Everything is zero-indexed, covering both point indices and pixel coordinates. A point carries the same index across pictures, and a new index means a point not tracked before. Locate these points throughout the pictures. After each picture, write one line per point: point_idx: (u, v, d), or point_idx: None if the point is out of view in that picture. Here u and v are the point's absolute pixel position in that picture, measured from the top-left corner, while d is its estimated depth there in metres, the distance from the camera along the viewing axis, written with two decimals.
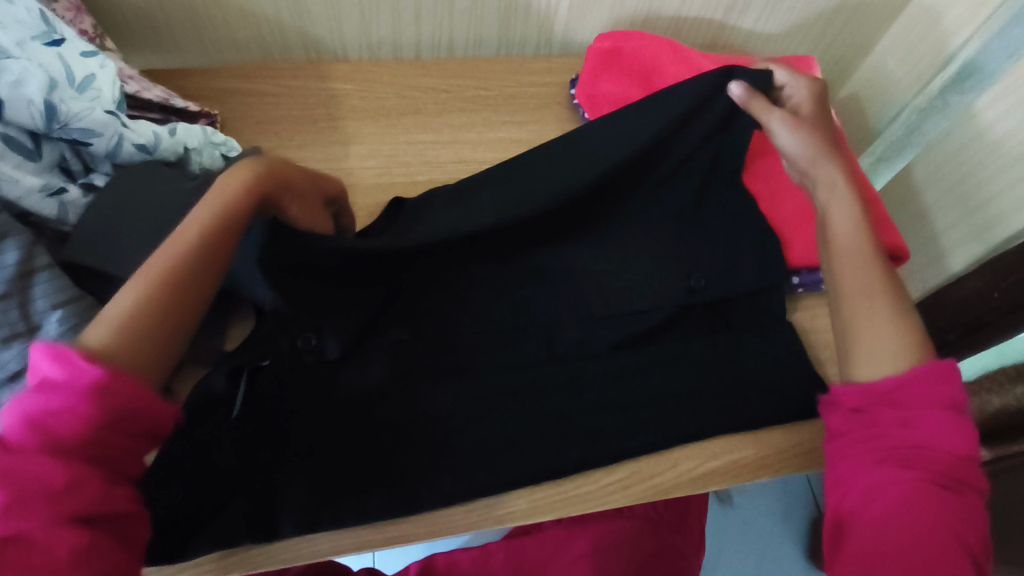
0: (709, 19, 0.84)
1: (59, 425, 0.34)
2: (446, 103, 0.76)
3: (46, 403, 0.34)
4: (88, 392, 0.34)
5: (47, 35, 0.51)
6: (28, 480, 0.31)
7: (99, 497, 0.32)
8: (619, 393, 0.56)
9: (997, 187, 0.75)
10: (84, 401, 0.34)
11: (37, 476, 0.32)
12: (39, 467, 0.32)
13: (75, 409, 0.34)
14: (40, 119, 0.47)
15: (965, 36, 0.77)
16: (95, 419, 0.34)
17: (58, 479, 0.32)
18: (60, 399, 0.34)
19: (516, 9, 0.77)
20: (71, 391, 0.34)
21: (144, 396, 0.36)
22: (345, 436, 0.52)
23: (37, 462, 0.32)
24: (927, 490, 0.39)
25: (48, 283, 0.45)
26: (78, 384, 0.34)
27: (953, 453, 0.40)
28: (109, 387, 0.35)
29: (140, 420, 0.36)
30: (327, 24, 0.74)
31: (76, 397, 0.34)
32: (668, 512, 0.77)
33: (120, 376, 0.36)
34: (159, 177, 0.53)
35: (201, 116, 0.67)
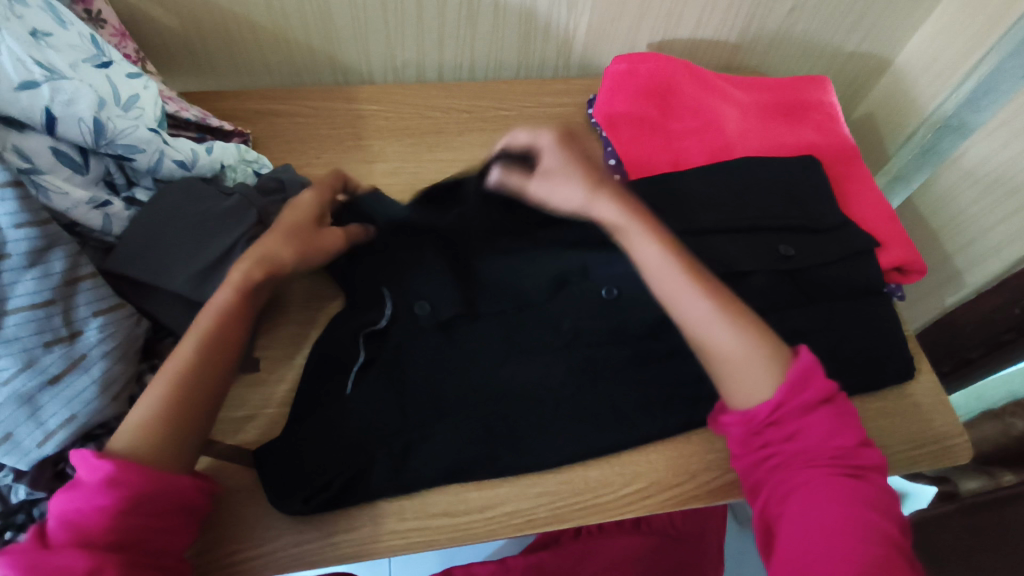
0: (724, 42, 0.86)
1: (84, 518, 0.40)
2: (468, 123, 0.78)
3: (74, 504, 0.41)
4: (103, 487, 0.41)
5: (96, 58, 0.54)
6: (57, 572, 0.38)
7: None
8: (644, 398, 0.56)
9: (1014, 207, 0.75)
10: (101, 496, 0.41)
11: (64, 567, 0.38)
12: (68, 558, 0.38)
13: (97, 503, 0.40)
14: (89, 136, 0.50)
15: (981, 54, 0.78)
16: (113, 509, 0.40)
17: (79, 566, 0.38)
18: (84, 499, 0.41)
19: (535, 33, 0.80)
20: (91, 491, 0.41)
21: (160, 483, 0.43)
22: (376, 421, 0.53)
23: (64, 555, 0.39)
24: (838, 482, 0.42)
25: (90, 292, 0.47)
26: (95, 483, 0.41)
27: (842, 448, 0.44)
28: (122, 481, 0.41)
29: (165, 488, 0.43)
30: (355, 48, 0.77)
31: (96, 494, 0.41)
32: (686, 529, 0.77)
33: (133, 467, 0.42)
34: (197, 196, 0.55)
35: (235, 135, 0.70)
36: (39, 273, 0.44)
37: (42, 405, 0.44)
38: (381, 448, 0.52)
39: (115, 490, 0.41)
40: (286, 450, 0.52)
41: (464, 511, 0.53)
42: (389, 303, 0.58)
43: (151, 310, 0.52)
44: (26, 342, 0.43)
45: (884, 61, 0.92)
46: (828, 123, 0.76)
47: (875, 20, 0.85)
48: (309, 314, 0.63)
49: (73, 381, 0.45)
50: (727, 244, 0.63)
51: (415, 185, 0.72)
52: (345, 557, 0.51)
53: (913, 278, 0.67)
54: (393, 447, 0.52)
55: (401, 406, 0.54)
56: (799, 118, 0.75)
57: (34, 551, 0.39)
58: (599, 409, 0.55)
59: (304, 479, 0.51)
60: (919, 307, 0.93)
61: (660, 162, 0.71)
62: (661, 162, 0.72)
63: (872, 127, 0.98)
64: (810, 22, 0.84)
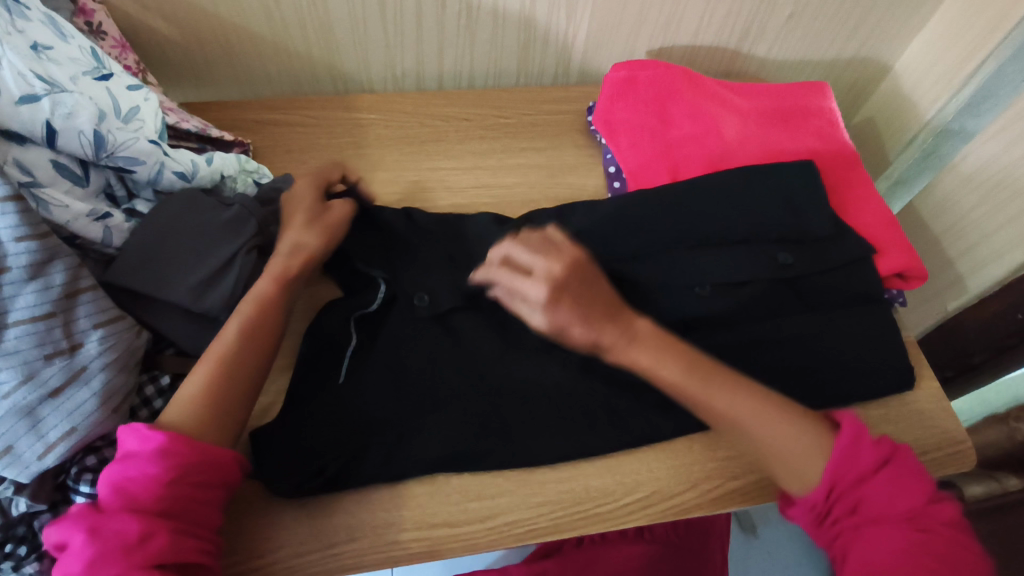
0: (724, 48, 0.86)
1: (136, 487, 0.42)
2: (468, 131, 0.78)
3: (126, 473, 0.42)
4: (154, 457, 0.43)
5: (96, 70, 0.55)
6: (112, 536, 0.40)
7: (165, 547, 0.40)
8: (642, 404, 0.57)
9: (1015, 211, 0.75)
10: (153, 465, 0.42)
11: (118, 532, 0.40)
12: (123, 523, 0.40)
13: (148, 472, 0.42)
14: (89, 148, 0.50)
15: (981, 58, 0.78)
16: (162, 478, 0.42)
17: (133, 531, 0.40)
18: (136, 467, 0.42)
19: (534, 41, 0.80)
20: (143, 459, 0.43)
21: (210, 456, 0.44)
22: (380, 408, 0.54)
23: (119, 520, 0.40)
24: (912, 542, 0.43)
25: (91, 304, 0.47)
26: (147, 452, 0.43)
27: (911, 508, 0.45)
28: (173, 452, 0.43)
29: (213, 462, 0.44)
30: (355, 57, 0.78)
31: (147, 463, 0.42)
32: (688, 536, 0.76)
33: (185, 440, 0.44)
34: (196, 208, 0.55)
35: (235, 145, 0.70)
36: (39, 286, 0.44)
37: (43, 418, 0.44)
38: (378, 440, 0.53)
39: (167, 461, 0.43)
40: (282, 443, 0.52)
41: (463, 521, 0.52)
42: (384, 286, 0.59)
43: (151, 322, 0.52)
44: (27, 354, 0.43)
45: (883, 66, 0.92)
46: (829, 129, 0.76)
47: (874, 25, 0.85)
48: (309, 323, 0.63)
49: (74, 393, 0.45)
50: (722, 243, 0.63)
51: (414, 194, 0.72)
52: (345, 569, 0.50)
53: (913, 285, 0.66)
54: (389, 437, 0.53)
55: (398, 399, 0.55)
56: (799, 124, 0.75)
57: (90, 513, 0.41)
58: (597, 416, 0.56)
59: (301, 470, 0.51)
60: (920, 312, 0.92)
61: (660, 168, 0.71)
62: (661, 169, 0.72)
63: (872, 131, 0.98)
64: (809, 29, 0.84)
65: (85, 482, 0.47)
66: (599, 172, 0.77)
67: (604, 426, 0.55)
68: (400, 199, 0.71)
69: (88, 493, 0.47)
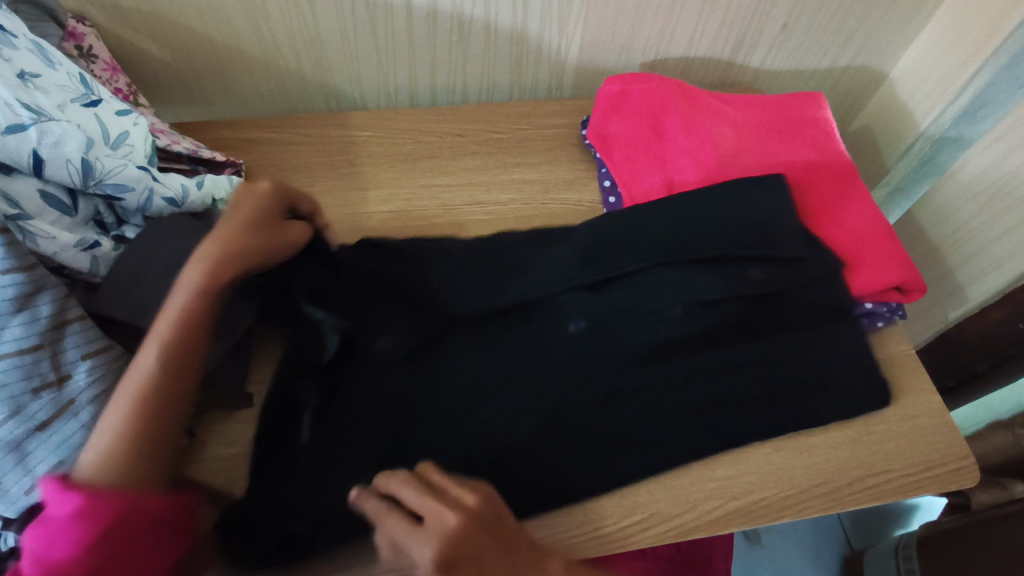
0: (718, 59, 0.85)
1: (56, 557, 0.39)
2: (462, 147, 0.78)
3: (44, 542, 0.40)
4: (73, 519, 0.40)
5: (85, 96, 0.54)
6: None
7: None
8: (639, 433, 0.56)
9: (1014, 221, 0.75)
10: (72, 528, 0.40)
11: None
12: None
13: (69, 538, 0.40)
14: (77, 176, 0.50)
15: (975, 68, 0.77)
16: (88, 542, 0.40)
17: None
18: (54, 534, 0.40)
19: (527, 55, 0.79)
20: (60, 524, 0.40)
21: (141, 505, 0.43)
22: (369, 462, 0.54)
23: None
24: None
25: (79, 334, 0.46)
26: (63, 516, 0.40)
27: None
28: (94, 512, 0.41)
29: (147, 512, 0.43)
30: (346, 75, 0.77)
31: (65, 528, 0.40)
32: (690, 552, 0.75)
33: (106, 496, 0.42)
34: (182, 232, 0.55)
35: (227, 165, 0.70)
36: (27, 318, 0.44)
37: (31, 452, 0.44)
38: (365, 460, 0.54)
39: (89, 523, 0.40)
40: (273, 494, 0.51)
41: None
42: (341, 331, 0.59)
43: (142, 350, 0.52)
44: (14, 388, 0.43)
45: (878, 74, 0.91)
46: (825, 141, 0.75)
47: (869, 34, 0.84)
48: None
49: (63, 426, 0.45)
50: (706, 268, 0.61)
51: (408, 212, 0.72)
52: None
53: (913, 297, 0.65)
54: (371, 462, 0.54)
55: (384, 417, 0.57)
56: (794, 135, 0.75)
57: None
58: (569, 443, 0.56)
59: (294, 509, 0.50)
60: (921, 323, 0.92)
61: (654, 182, 0.71)
62: (655, 183, 0.71)
63: (869, 139, 0.97)
64: (803, 38, 0.84)
65: None
66: (594, 186, 0.77)
67: (602, 458, 0.55)
68: (394, 217, 0.71)
69: None
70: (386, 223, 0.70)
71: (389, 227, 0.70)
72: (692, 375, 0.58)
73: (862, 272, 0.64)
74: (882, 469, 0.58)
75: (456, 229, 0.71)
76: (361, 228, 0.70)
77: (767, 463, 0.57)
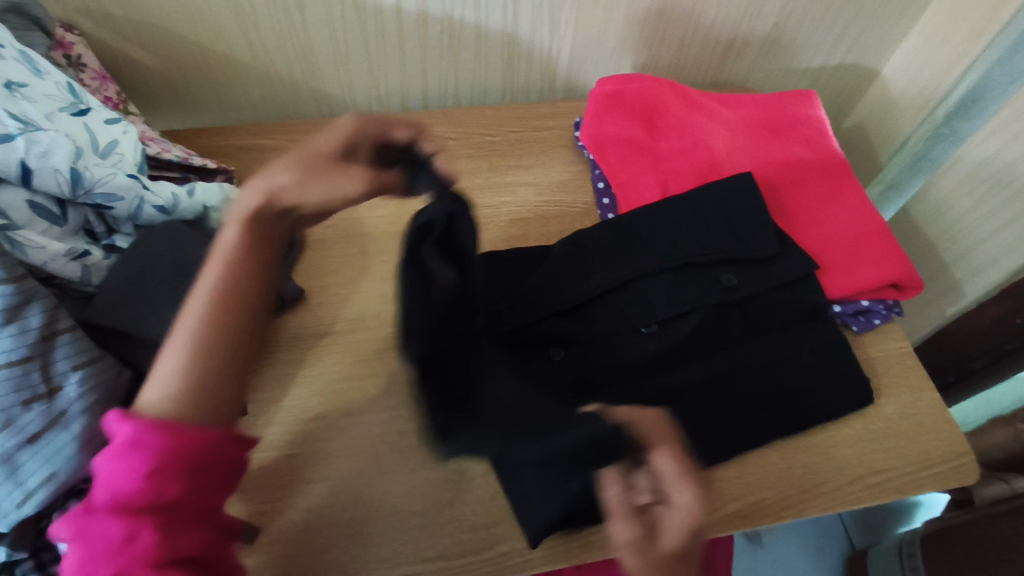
0: (709, 59, 0.85)
1: (125, 492, 0.37)
2: (455, 151, 0.77)
3: (123, 467, 0.37)
4: (139, 453, 0.37)
5: (73, 105, 0.54)
6: (98, 540, 0.36)
7: (169, 549, 0.36)
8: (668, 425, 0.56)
9: (1007, 217, 0.75)
10: (141, 461, 0.37)
11: (105, 536, 0.36)
12: (115, 529, 0.36)
13: (133, 473, 0.37)
14: (66, 186, 0.49)
15: (967, 64, 0.77)
16: (153, 472, 0.37)
17: (124, 535, 0.36)
18: (143, 463, 0.37)
19: (518, 58, 0.79)
20: (151, 454, 0.38)
21: (211, 455, 0.39)
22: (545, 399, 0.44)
23: (107, 526, 0.36)
24: None
25: (70, 345, 0.46)
26: (153, 448, 0.38)
27: None
28: (147, 444, 0.38)
29: (216, 455, 0.40)
30: (337, 80, 0.77)
31: (127, 461, 0.37)
32: (692, 555, 0.74)
33: (172, 429, 0.38)
34: (177, 240, 0.55)
35: (219, 172, 0.69)
36: (16, 330, 0.43)
37: (22, 465, 0.43)
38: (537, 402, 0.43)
39: (144, 454, 0.37)
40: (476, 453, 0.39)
41: (459, 554, 0.52)
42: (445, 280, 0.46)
43: (133, 361, 0.52)
44: (4, 401, 0.42)
45: (869, 71, 0.91)
46: (817, 139, 0.75)
47: (860, 32, 0.84)
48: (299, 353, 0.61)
49: (54, 438, 0.44)
50: (692, 276, 0.62)
51: (402, 217, 0.71)
52: None
53: (907, 295, 0.66)
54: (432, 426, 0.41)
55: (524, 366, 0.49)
56: (787, 134, 0.75)
57: (78, 519, 0.37)
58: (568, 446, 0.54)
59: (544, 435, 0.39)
60: (919, 319, 0.92)
61: (648, 182, 0.70)
62: (650, 183, 0.70)
63: (862, 136, 0.97)
64: (795, 36, 0.84)
65: None
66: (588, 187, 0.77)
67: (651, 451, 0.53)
68: (387, 222, 0.70)
69: None
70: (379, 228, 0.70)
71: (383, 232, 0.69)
72: (681, 382, 0.58)
73: (847, 275, 0.64)
74: (881, 467, 0.58)
75: None
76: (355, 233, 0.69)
77: (767, 463, 0.57)
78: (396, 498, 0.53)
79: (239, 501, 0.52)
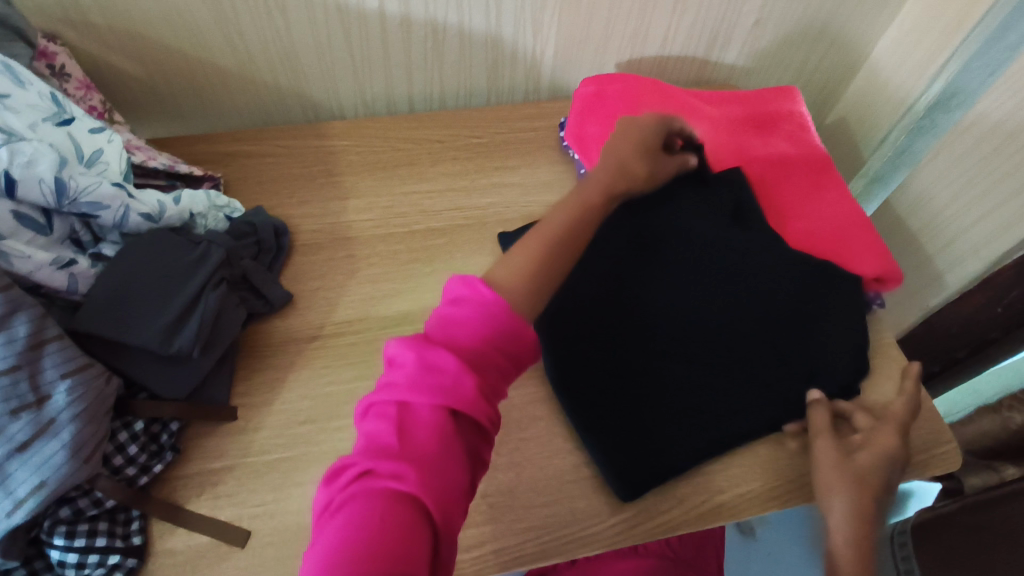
0: (692, 57, 0.86)
1: (462, 331, 0.41)
2: (441, 153, 0.78)
3: (456, 320, 0.42)
4: (490, 310, 0.42)
5: (57, 115, 0.54)
6: (443, 377, 0.39)
7: (481, 402, 0.40)
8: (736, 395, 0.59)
9: (986, 207, 0.76)
10: (489, 317, 0.41)
11: (452, 377, 0.39)
12: (453, 369, 0.40)
13: (487, 321, 0.41)
14: (51, 196, 0.50)
15: (946, 56, 0.78)
16: (491, 336, 0.41)
17: (450, 371, 0.39)
18: (477, 316, 0.42)
19: (502, 60, 0.80)
20: (484, 313, 0.42)
21: (519, 337, 0.42)
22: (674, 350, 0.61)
23: (440, 355, 0.40)
24: None
25: (58, 354, 0.46)
26: (487, 303, 0.42)
27: None
28: (494, 308, 0.42)
29: (522, 349, 0.43)
30: (323, 85, 0.78)
31: (485, 315, 0.42)
32: (683, 550, 0.75)
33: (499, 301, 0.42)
34: (163, 247, 0.55)
35: (206, 179, 0.69)
36: (3, 339, 0.43)
37: (12, 474, 0.43)
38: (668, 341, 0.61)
39: (486, 319, 0.41)
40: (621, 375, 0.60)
41: None
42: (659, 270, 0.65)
43: (120, 367, 0.51)
44: None
45: (850, 67, 0.93)
46: (799, 134, 0.76)
47: (840, 29, 0.86)
48: (288, 356, 0.61)
49: (43, 446, 0.45)
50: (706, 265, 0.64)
51: (389, 220, 0.72)
52: None
53: (890, 286, 0.66)
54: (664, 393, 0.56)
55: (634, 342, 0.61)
56: (769, 130, 0.76)
57: (416, 355, 0.40)
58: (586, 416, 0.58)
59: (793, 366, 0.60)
60: (899, 313, 0.93)
61: None
62: None
63: (845, 131, 0.99)
64: (775, 34, 0.85)
65: (58, 534, 0.47)
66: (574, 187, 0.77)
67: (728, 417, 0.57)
68: (375, 225, 0.71)
69: (63, 544, 0.47)
70: (367, 232, 0.70)
71: (370, 236, 0.70)
72: (716, 354, 0.60)
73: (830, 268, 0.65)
74: None
75: (438, 234, 0.71)
76: (343, 237, 0.70)
77: (754, 456, 0.58)
78: None
79: (231, 505, 0.53)
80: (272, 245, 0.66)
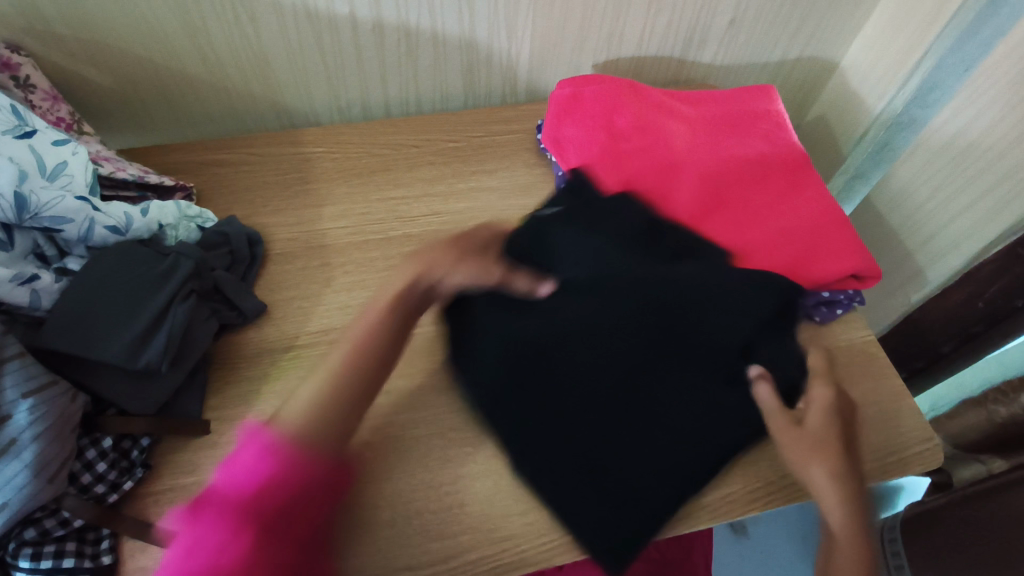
0: (669, 57, 0.86)
1: (240, 491, 0.36)
2: (417, 158, 0.77)
3: (226, 487, 0.37)
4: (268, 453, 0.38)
5: (19, 128, 0.53)
6: (210, 554, 0.34)
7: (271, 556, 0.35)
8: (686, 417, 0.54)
9: (965, 202, 0.76)
10: (265, 462, 0.37)
11: (219, 550, 0.34)
12: (218, 540, 0.35)
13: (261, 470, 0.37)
14: (11, 210, 0.49)
15: (921, 52, 0.78)
16: (273, 478, 0.37)
17: (232, 546, 0.34)
18: (244, 470, 0.37)
19: (478, 63, 0.79)
20: (254, 457, 0.38)
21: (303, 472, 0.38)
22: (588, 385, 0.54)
23: (214, 535, 0.35)
24: None
25: (20, 372, 0.45)
26: (260, 449, 0.38)
27: None
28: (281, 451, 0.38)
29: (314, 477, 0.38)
30: (296, 91, 0.77)
31: (258, 461, 0.37)
32: (670, 552, 0.75)
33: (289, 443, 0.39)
34: (130, 260, 0.55)
35: (177, 189, 0.69)
36: None
37: None
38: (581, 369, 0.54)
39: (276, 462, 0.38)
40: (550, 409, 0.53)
41: (429, 562, 0.51)
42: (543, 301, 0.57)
43: (86, 383, 0.50)
44: None
45: (828, 64, 0.93)
46: (777, 132, 0.76)
47: (816, 26, 0.85)
48: (262, 367, 0.60)
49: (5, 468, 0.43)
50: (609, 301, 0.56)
51: (365, 227, 0.71)
52: None
53: (867, 284, 0.66)
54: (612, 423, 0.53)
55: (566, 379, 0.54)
56: (746, 129, 0.75)
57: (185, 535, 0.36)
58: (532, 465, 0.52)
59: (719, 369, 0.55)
60: (886, 307, 0.93)
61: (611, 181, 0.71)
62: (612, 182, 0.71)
63: (825, 128, 0.99)
64: (752, 32, 0.85)
65: (23, 556, 0.46)
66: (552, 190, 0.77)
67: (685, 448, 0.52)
68: (351, 233, 0.70)
69: (29, 566, 0.46)
70: (343, 239, 0.70)
71: (346, 243, 0.69)
72: (640, 386, 0.54)
73: (808, 265, 0.65)
74: None
75: (416, 240, 0.70)
76: (318, 245, 0.69)
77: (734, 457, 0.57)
78: (364, 511, 0.53)
79: None
80: (247, 256, 0.65)
